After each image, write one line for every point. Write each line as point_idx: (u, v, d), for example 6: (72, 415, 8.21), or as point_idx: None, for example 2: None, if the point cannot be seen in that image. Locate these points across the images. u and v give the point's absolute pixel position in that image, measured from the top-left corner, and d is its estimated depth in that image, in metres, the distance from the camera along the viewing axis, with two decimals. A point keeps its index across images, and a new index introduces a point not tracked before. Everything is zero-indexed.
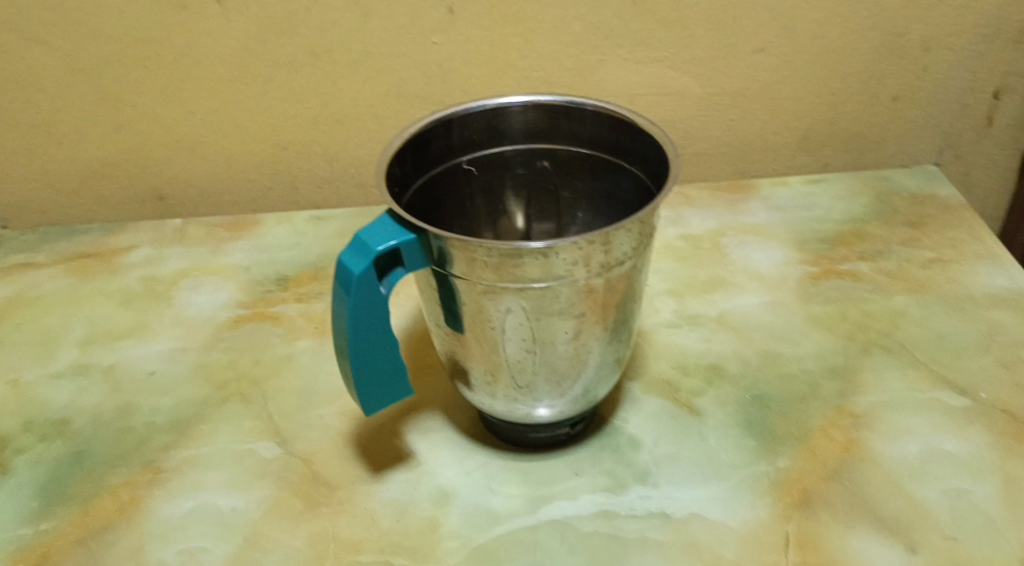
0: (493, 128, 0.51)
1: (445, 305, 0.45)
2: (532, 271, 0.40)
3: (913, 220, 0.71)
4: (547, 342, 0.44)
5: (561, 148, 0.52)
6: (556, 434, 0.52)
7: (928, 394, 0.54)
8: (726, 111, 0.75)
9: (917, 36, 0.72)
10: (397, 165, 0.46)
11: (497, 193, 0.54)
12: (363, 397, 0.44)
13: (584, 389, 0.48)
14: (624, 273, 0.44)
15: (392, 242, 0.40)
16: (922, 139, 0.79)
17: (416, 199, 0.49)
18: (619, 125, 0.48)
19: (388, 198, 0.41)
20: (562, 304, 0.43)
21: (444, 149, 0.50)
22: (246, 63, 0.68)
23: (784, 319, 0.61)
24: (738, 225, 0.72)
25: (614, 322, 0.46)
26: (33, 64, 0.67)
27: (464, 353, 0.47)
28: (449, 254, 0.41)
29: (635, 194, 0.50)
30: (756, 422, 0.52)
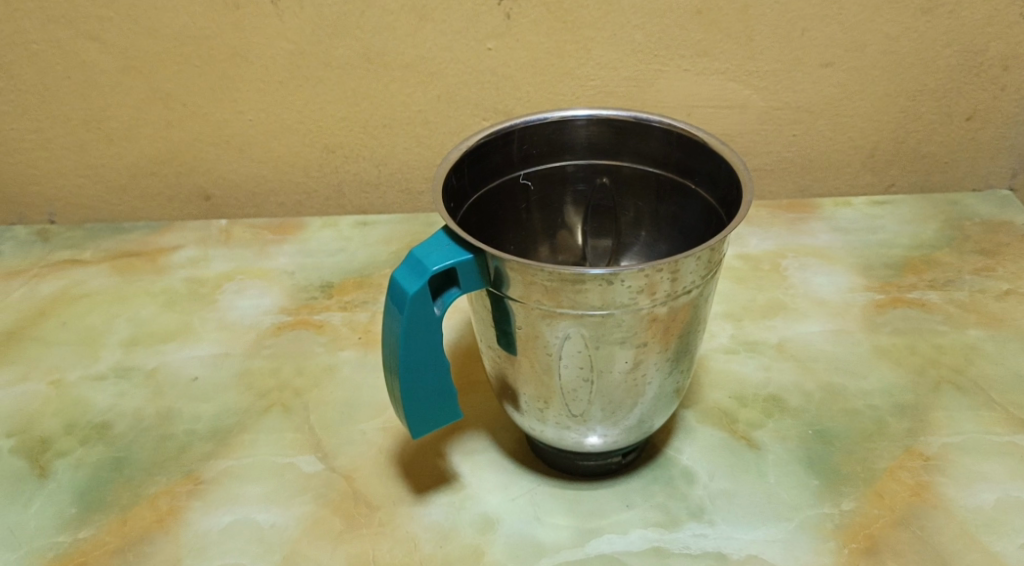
0: (554, 142, 0.49)
1: (499, 326, 0.43)
2: (593, 298, 0.38)
3: (987, 248, 0.68)
4: (605, 370, 0.42)
5: (624, 165, 0.50)
6: (606, 462, 0.49)
7: (1005, 438, 0.50)
8: (789, 127, 0.72)
9: (996, 54, 0.68)
10: (455, 179, 0.44)
11: (554, 209, 0.52)
12: (411, 420, 0.42)
13: (639, 419, 0.46)
14: (690, 302, 0.41)
15: (449, 262, 0.39)
16: (996, 161, 0.75)
17: (472, 214, 0.47)
18: (687, 144, 0.46)
19: (445, 215, 0.39)
20: (623, 332, 0.40)
21: (503, 163, 0.48)
22: (297, 65, 0.67)
23: (848, 350, 0.58)
24: (798, 247, 0.69)
25: (675, 352, 0.44)
26: (87, 60, 0.67)
27: (515, 378, 0.45)
28: (506, 276, 0.39)
29: (701, 217, 0.48)
30: (818, 460, 0.49)
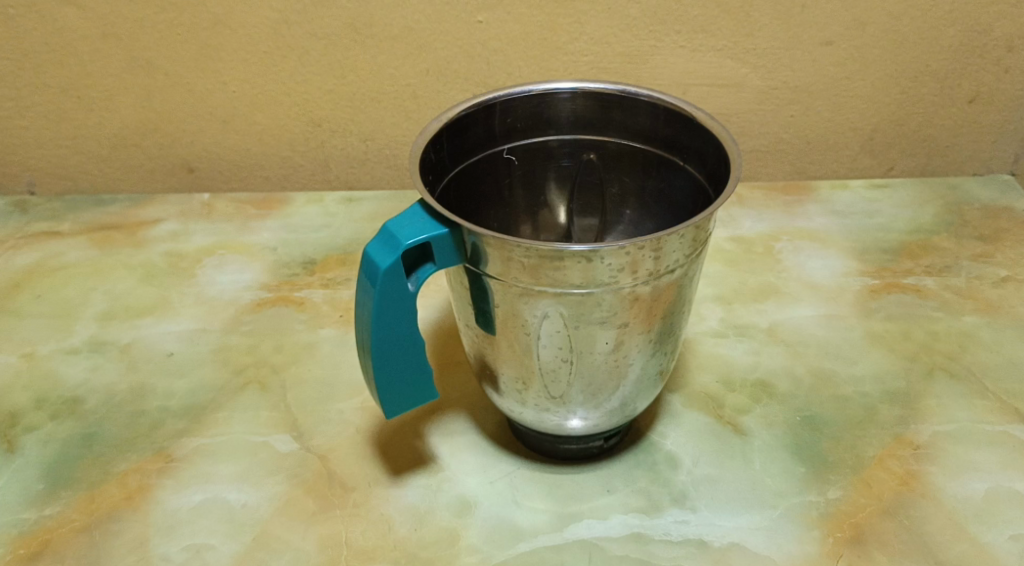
0: (536, 117, 0.47)
1: (477, 305, 0.42)
2: (573, 276, 0.37)
3: (986, 234, 0.66)
4: (585, 351, 0.41)
5: (611, 141, 0.48)
6: (588, 446, 0.48)
7: (998, 427, 0.49)
8: (786, 107, 0.70)
9: (1001, 34, 0.66)
10: (432, 153, 0.42)
11: (538, 187, 0.50)
12: (384, 401, 0.41)
13: (622, 402, 0.44)
14: (674, 282, 0.40)
15: (423, 236, 0.37)
16: (998, 146, 0.74)
17: (452, 189, 0.46)
18: (674, 119, 0.45)
19: (420, 186, 0.38)
20: (604, 312, 0.39)
21: (485, 136, 0.46)
22: (282, 34, 0.65)
23: (840, 335, 0.56)
24: (793, 230, 0.67)
25: (658, 335, 0.42)
26: (65, 26, 0.65)
27: (493, 358, 0.44)
28: (483, 252, 0.38)
29: (689, 195, 0.46)
30: (806, 447, 0.48)
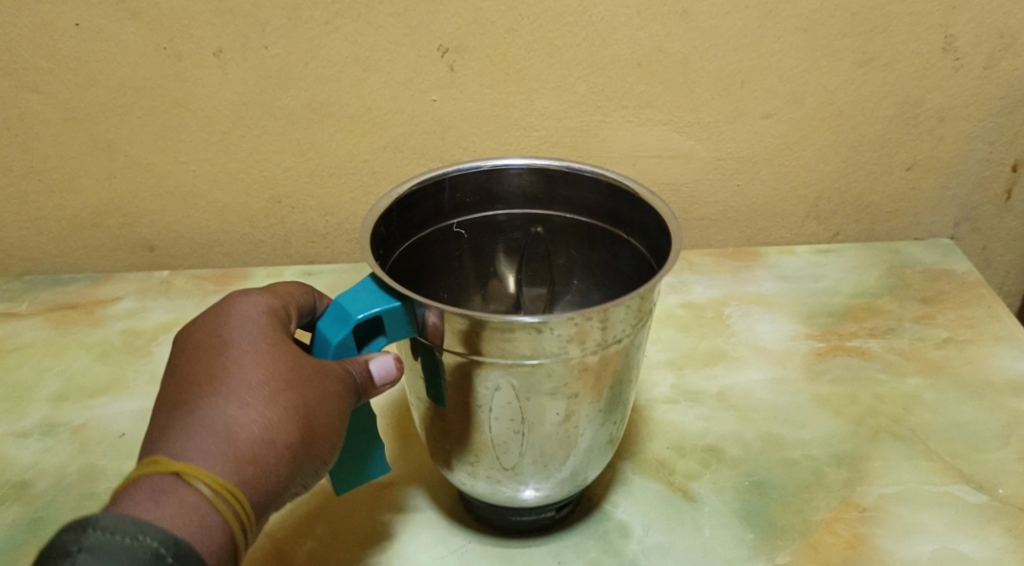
0: (483, 193, 0.49)
1: (429, 377, 0.42)
2: (522, 347, 0.38)
3: (928, 296, 0.68)
4: (537, 423, 0.41)
5: (556, 215, 0.50)
6: (540, 517, 0.48)
7: (942, 488, 0.50)
8: (733, 177, 0.73)
9: (933, 105, 0.70)
10: (380, 231, 0.43)
11: (487, 259, 0.52)
12: (332, 472, 0.42)
13: (573, 472, 0.45)
14: (621, 352, 0.41)
15: (374, 310, 0.38)
16: (938, 211, 0.77)
17: (401, 264, 0.47)
18: (617, 195, 0.47)
19: (372, 261, 0.39)
20: (553, 383, 0.40)
21: (434, 210, 0.47)
22: (241, 115, 0.67)
23: (787, 399, 0.57)
24: (741, 295, 0.69)
25: (606, 405, 0.43)
26: (27, 111, 0.66)
27: (445, 430, 0.44)
28: (434, 326, 0.38)
29: (632, 266, 0.48)
30: (755, 512, 0.49)
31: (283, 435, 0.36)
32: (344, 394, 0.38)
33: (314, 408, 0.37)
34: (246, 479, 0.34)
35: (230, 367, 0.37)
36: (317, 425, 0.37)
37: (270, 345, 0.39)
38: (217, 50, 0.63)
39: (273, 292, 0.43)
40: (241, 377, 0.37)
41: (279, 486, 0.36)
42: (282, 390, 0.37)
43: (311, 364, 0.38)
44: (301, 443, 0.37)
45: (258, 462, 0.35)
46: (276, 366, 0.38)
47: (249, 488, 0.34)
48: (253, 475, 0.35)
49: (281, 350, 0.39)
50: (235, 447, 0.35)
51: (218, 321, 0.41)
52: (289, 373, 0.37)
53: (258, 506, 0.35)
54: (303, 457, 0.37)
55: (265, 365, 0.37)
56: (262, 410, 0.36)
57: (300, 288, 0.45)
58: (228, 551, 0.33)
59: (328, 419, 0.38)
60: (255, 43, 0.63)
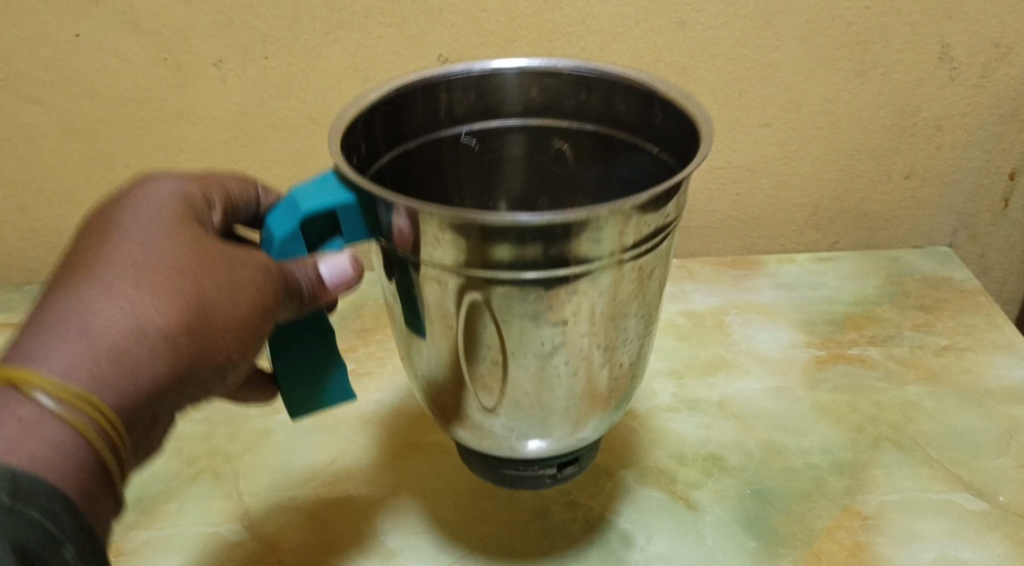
0: (485, 102, 0.46)
1: (404, 297, 0.38)
2: (490, 255, 0.33)
3: (926, 303, 0.68)
4: (519, 352, 0.36)
5: (567, 123, 0.47)
6: (540, 474, 0.43)
7: (942, 495, 0.50)
8: (731, 186, 0.73)
9: (930, 114, 0.70)
10: (363, 130, 0.42)
11: (495, 178, 0.50)
12: (287, 381, 0.42)
13: (567, 416, 0.39)
14: (619, 271, 0.35)
15: (326, 204, 0.36)
16: (936, 219, 0.77)
17: (393, 172, 0.45)
18: (638, 99, 0.44)
19: (337, 153, 0.36)
20: (533, 305, 0.34)
21: (430, 120, 0.46)
22: (241, 125, 0.67)
23: (788, 408, 0.57)
24: (741, 303, 0.69)
25: (609, 342, 0.38)
26: (28, 122, 0.67)
27: (429, 362, 0.40)
28: (394, 229, 0.34)
29: (653, 175, 0.46)
30: (756, 521, 0.49)
31: (155, 328, 0.34)
32: (245, 283, 0.36)
33: (199, 300, 0.36)
34: (109, 374, 0.34)
35: (108, 258, 0.36)
36: (209, 315, 0.36)
37: (159, 235, 0.38)
38: (217, 61, 0.63)
39: (198, 180, 0.44)
40: (116, 267, 0.36)
41: (158, 386, 0.35)
42: (157, 283, 0.35)
43: (204, 255, 0.37)
44: (185, 333, 0.35)
45: (124, 357, 0.34)
46: (160, 256, 0.36)
47: (112, 384, 0.34)
48: (117, 369, 0.34)
49: (170, 239, 0.37)
50: (97, 342, 0.34)
51: (115, 209, 0.40)
52: (178, 261, 0.36)
53: (130, 407, 0.35)
54: (190, 350, 0.36)
55: (146, 256, 0.36)
56: (132, 303, 0.35)
57: (238, 179, 0.46)
58: (88, 452, 0.33)
59: (220, 309, 0.36)
60: (255, 54, 0.63)
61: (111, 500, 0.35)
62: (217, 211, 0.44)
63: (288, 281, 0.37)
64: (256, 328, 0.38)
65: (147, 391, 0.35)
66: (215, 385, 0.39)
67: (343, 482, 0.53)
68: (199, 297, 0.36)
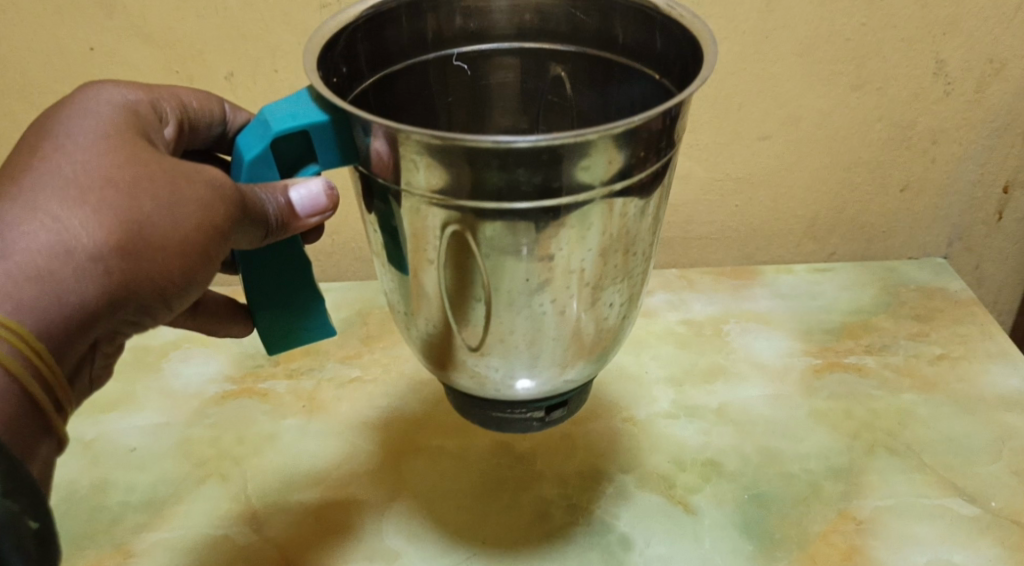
0: (474, 20, 0.45)
1: (385, 229, 0.38)
2: (475, 182, 0.32)
3: (922, 313, 0.70)
4: (504, 288, 0.36)
5: (562, 49, 0.46)
6: (529, 418, 0.43)
7: (936, 500, 0.51)
8: (731, 197, 0.74)
9: (925, 127, 0.71)
10: (343, 47, 0.40)
11: (481, 104, 0.49)
12: (258, 305, 0.42)
13: (556, 358, 0.39)
14: (607, 200, 0.34)
15: (297, 124, 0.35)
16: (931, 231, 0.79)
17: (380, 92, 0.44)
18: (638, 20, 0.42)
19: (310, 68, 0.35)
20: (518, 238, 0.34)
21: (417, 39, 0.44)
22: None
23: (785, 414, 0.59)
24: (740, 312, 0.71)
25: (598, 281, 0.37)
26: None
27: (417, 301, 0.39)
28: (376, 155, 0.34)
29: (650, 103, 0.44)
30: (754, 525, 0.50)
31: (83, 246, 0.33)
32: (186, 202, 0.35)
33: (132, 218, 0.34)
34: (31, 298, 0.32)
35: (37, 172, 0.35)
36: (144, 234, 0.34)
37: (94, 144, 0.35)
38: (228, 74, 0.64)
39: (148, 91, 0.43)
40: (46, 181, 0.34)
41: (87, 311, 0.34)
42: (90, 199, 0.33)
43: (150, 171, 0.35)
44: (118, 253, 0.33)
45: (48, 278, 0.33)
46: (90, 168, 0.34)
47: (33, 310, 0.32)
48: (39, 293, 0.33)
49: (105, 149, 0.35)
50: (16, 264, 0.32)
51: (55, 116, 0.38)
52: (120, 174, 0.34)
53: (58, 335, 0.33)
54: (123, 273, 0.34)
55: (77, 168, 0.34)
56: (59, 222, 0.33)
57: (196, 93, 0.45)
58: (13, 387, 0.32)
59: (159, 230, 0.34)
60: (264, 67, 0.63)
61: (45, 434, 0.34)
62: (169, 124, 0.43)
63: (248, 204, 0.35)
64: (201, 250, 0.35)
65: (74, 318, 0.33)
66: (162, 312, 0.37)
67: (349, 484, 0.55)
68: (131, 215, 0.34)
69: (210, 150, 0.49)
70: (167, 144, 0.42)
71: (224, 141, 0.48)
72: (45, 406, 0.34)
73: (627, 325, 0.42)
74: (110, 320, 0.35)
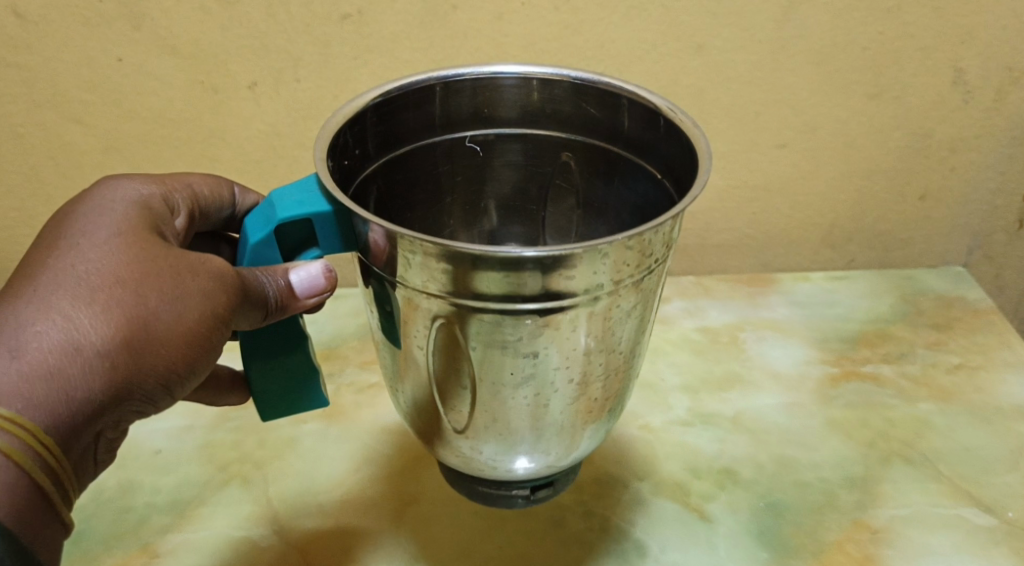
0: (484, 105, 0.47)
1: (381, 306, 0.39)
2: (467, 282, 0.33)
3: (939, 322, 0.70)
4: (489, 379, 0.37)
5: (573, 137, 0.48)
6: (513, 493, 0.46)
7: (952, 511, 0.51)
8: (748, 205, 0.75)
9: (943, 136, 0.71)
10: (354, 133, 0.42)
11: (487, 183, 0.51)
12: (254, 373, 0.43)
13: (538, 446, 0.40)
14: (596, 309, 0.35)
15: (302, 212, 0.37)
16: (951, 240, 0.79)
17: (386, 174, 0.46)
18: (647, 119, 0.44)
19: (318, 160, 0.37)
20: (506, 335, 0.35)
21: (427, 122, 0.46)
22: (271, 144, 0.69)
23: (801, 423, 0.59)
24: (755, 320, 0.71)
25: (583, 381, 0.38)
26: (69, 141, 0.69)
27: (406, 380, 0.41)
28: (375, 244, 0.35)
29: (651, 201, 0.46)
30: (769, 532, 0.50)
31: (92, 344, 0.34)
32: (191, 294, 0.36)
33: (140, 315, 0.35)
34: (40, 394, 0.33)
35: (52, 268, 0.36)
36: (150, 328, 0.35)
37: (108, 241, 0.37)
38: (251, 84, 0.65)
39: (160, 183, 0.44)
40: (57, 280, 0.35)
41: (95, 405, 0.34)
42: (102, 297, 0.34)
43: (160, 266, 0.36)
44: (127, 348, 0.34)
45: (58, 377, 0.33)
46: (103, 266, 0.35)
47: (43, 406, 0.33)
48: (49, 389, 0.33)
49: (118, 247, 0.36)
50: (26, 362, 0.33)
51: (72, 213, 0.39)
52: (130, 271, 0.35)
53: (64, 428, 0.34)
54: (130, 366, 0.35)
55: (89, 265, 0.35)
56: (69, 320, 0.34)
57: (208, 181, 0.47)
58: (22, 475, 0.32)
59: (165, 325, 0.35)
60: (287, 77, 0.65)
61: (56, 523, 0.34)
62: (179, 215, 0.44)
63: (249, 289, 0.37)
64: (204, 340, 0.37)
65: (82, 411, 0.34)
66: (164, 402, 0.38)
67: (367, 487, 0.56)
68: (139, 310, 0.35)
69: (220, 233, 0.50)
70: (178, 235, 0.43)
71: (234, 221, 0.50)
72: (53, 495, 0.34)
73: (613, 421, 0.44)
74: (116, 413, 0.35)
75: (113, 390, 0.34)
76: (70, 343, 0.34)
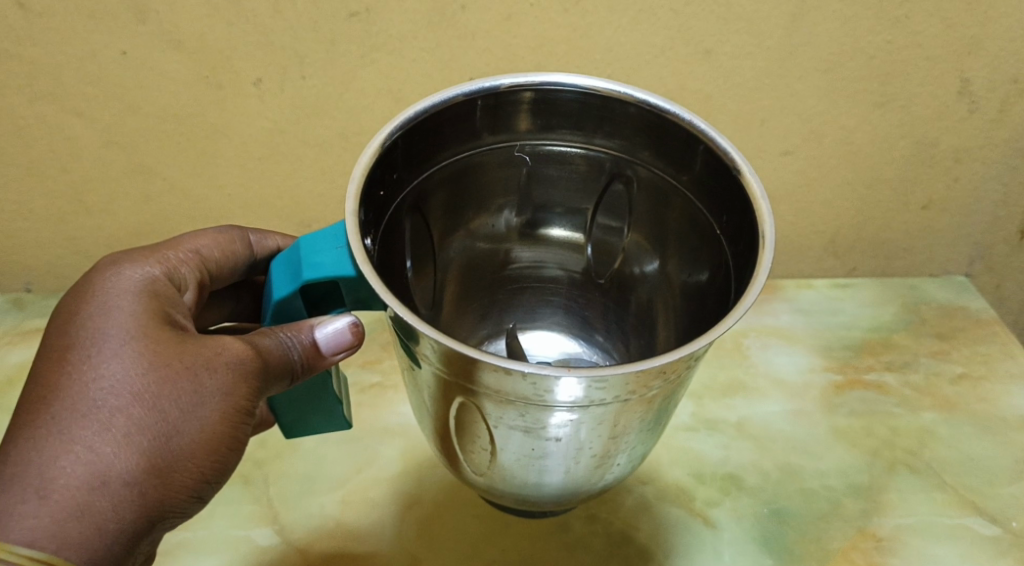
0: (544, 118, 0.47)
1: (406, 362, 0.40)
2: (493, 381, 0.34)
3: (942, 331, 0.69)
4: (509, 449, 0.39)
5: (635, 161, 0.47)
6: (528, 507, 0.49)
7: (957, 520, 0.53)
8: None
9: (948, 146, 0.71)
10: (406, 140, 0.43)
11: (537, 193, 0.51)
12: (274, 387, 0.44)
13: (554, 495, 0.43)
14: (621, 408, 0.36)
15: (326, 275, 0.38)
16: (954, 250, 0.79)
17: (439, 174, 0.47)
18: (714, 166, 0.43)
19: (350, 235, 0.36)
20: (525, 423, 0.37)
21: (486, 128, 0.46)
22: (275, 141, 0.69)
23: (806, 431, 0.59)
24: (759, 326, 0.69)
25: (602, 454, 0.40)
26: (70, 134, 0.68)
27: (426, 412, 0.42)
28: (402, 328, 0.36)
29: (703, 239, 0.46)
30: (774, 539, 0.51)
31: (120, 473, 0.35)
32: (210, 400, 0.38)
33: (163, 433, 0.37)
34: (75, 532, 0.34)
35: (66, 390, 0.36)
36: (173, 445, 0.37)
37: (120, 351, 0.37)
38: (256, 80, 0.64)
39: (166, 260, 0.45)
40: (74, 406, 0.36)
41: (129, 532, 0.36)
42: (124, 421, 0.36)
43: (176, 374, 0.38)
44: (155, 471, 0.36)
45: (89, 514, 0.34)
46: (120, 386, 0.36)
47: (79, 544, 0.34)
48: (83, 526, 0.34)
49: (132, 358, 0.37)
50: (59, 503, 0.34)
51: (77, 312, 0.39)
52: (147, 387, 0.37)
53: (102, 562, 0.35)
54: (158, 487, 0.36)
55: (105, 388, 0.36)
56: (93, 451, 0.35)
57: (215, 240, 0.48)
58: None
59: (187, 437, 0.37)
60: (292, 74, 0.64)
61: None
62: (189, 289, 0.46)
63: (268, 368, 0.40)
64: (225, 442, 0.39)
65: (117, 542, 0.35)
66: (191, 509, 0.39)
67: (369, 489, 0.55)
68: (162, 429, 0.37)
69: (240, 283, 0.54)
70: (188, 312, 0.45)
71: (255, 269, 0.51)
72: None
73: (643, 454, 0.43)
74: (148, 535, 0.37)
75: (143, 514, 0.36)
76: (98, 476, 0.35)
